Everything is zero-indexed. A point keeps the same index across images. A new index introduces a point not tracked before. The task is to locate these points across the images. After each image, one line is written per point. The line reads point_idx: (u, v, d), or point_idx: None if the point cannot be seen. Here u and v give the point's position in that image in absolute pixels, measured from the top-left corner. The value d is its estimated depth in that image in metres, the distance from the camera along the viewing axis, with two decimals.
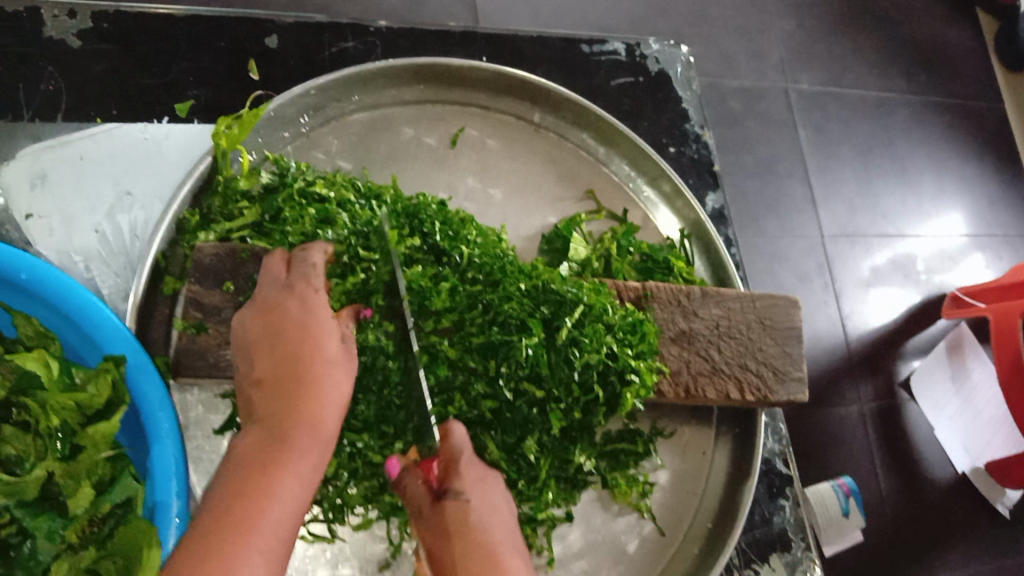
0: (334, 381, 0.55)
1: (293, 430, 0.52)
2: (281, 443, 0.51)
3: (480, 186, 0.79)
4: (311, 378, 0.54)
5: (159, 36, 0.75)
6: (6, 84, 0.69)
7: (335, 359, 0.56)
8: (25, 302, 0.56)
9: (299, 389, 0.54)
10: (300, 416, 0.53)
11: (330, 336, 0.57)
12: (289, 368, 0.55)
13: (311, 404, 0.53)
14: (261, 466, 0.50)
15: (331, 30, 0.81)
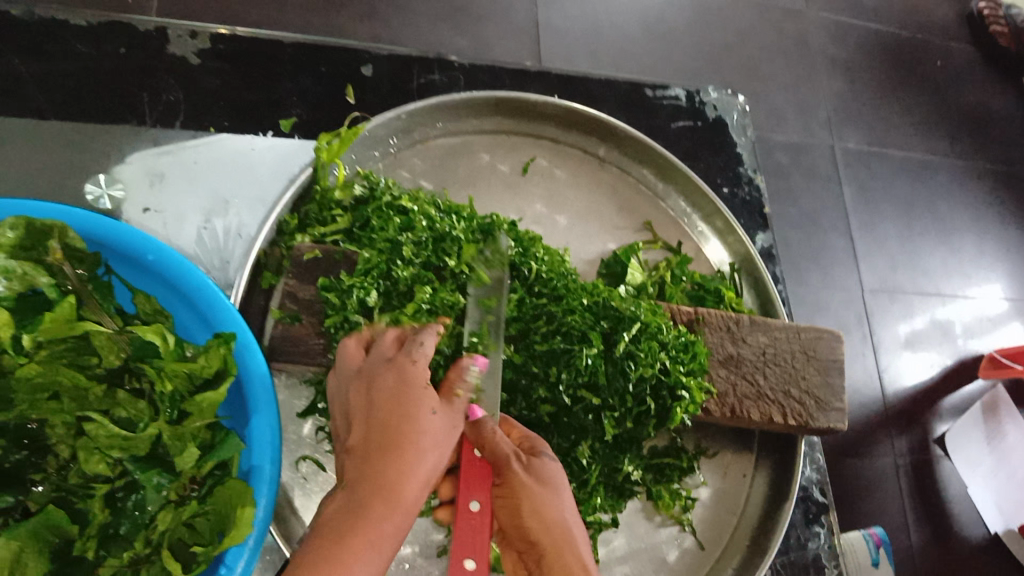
0: (418, 449, 0.57)
1: (379, 499, 0.54)
2: (369, 513, 0.53)
3: (548, 212, 0.84)
4: (407, 450, 0.57)
5: (268, 59, 0.83)
6: (133, 93, 0.77)
7: (425, 420, 0.58)
8: (147, 283, 0.64)
9: (395, 455, 0.56)
10: (394, 484, 0.55)
11: (432, 405, 0.59)
12: (388, 436, 0.57)
13: (391, 468, 0.56)
14: (350, 535, 0.52)
15: (420, 62, 0.88)
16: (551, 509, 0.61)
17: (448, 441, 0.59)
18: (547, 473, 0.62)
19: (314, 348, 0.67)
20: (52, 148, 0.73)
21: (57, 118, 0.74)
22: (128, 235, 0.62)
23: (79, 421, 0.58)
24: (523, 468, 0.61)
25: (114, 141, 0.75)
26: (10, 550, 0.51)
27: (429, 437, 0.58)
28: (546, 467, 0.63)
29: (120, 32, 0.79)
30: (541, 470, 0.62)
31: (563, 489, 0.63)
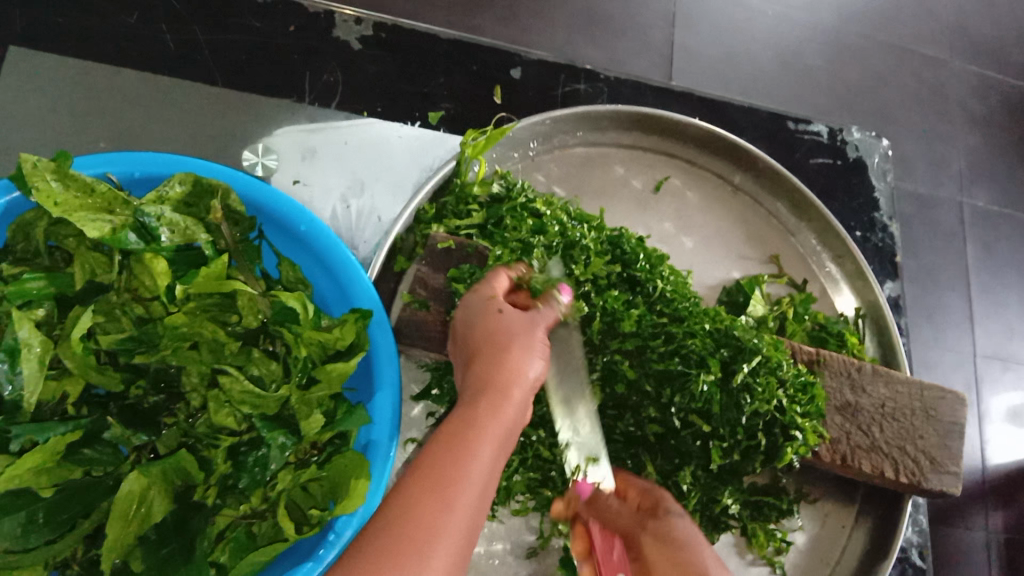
0: (518, 358, 0.58)
1: (484, 404, 0.54)
2: (469, 418, 0.53)
3: (675, 233, 0.84)
4: (501, 361, 0.57)
5: (425, 51, 0.84)
6: (296, 70, 0.80)
7: (519, 334, 0.59)
8: (294, 252, 0.66)
9: (489, 370, 0.57)
10: (493, 392, 0.55)
11: (518, 327, 0.60)
12: (487, 356, 0.58)
13: (496, 374, 0.56)
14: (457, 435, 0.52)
15: (568, 71, 0.88)
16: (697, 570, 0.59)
17: (538, 350, 0.59)
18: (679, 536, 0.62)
19: (437, 335, 0.70)
20: (216, 114, 0.76)
21: (224, 85, 0.78)
22: (283, 203, 0.65)
23: (213, 374, 0.60)
24: (651, 537, 0.62)
25: (273, 115, 0.77)
26: (137, 489, 0.54)
27: (516, 349, 0.58)
28: (677, 531, 0.62)
29: (291, 11, 0.82)
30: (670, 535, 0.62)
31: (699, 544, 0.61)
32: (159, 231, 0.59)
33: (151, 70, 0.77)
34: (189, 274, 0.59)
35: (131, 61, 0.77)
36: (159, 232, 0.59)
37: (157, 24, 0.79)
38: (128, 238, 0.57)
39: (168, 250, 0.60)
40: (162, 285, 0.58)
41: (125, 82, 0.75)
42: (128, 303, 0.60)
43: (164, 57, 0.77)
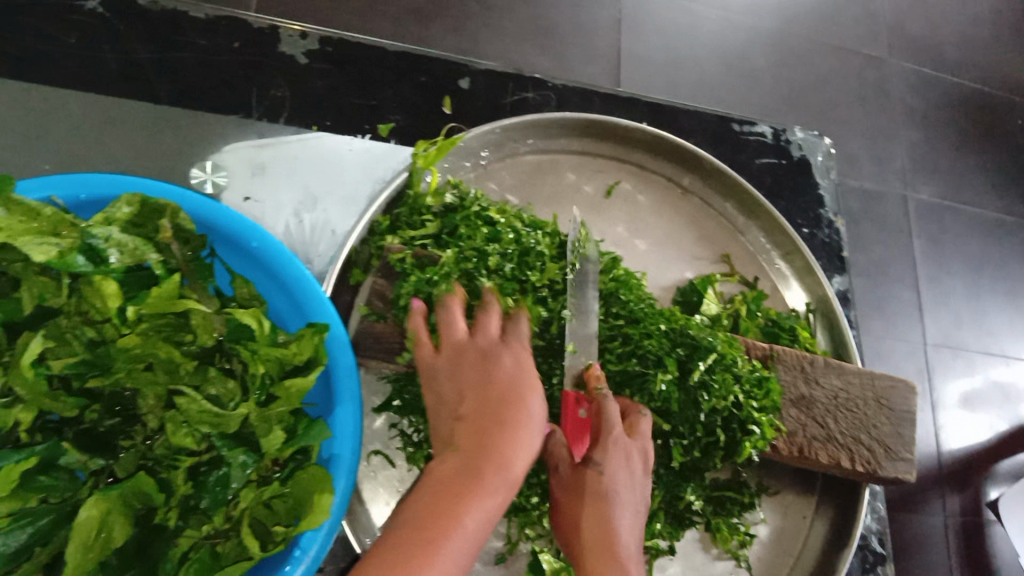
0: (528, 428, 0.62)
1: (490, 470, 0.58)
2: (475, 480, 0.57)
3: (628, 236, 0.85)
4: (506, 425, 0.61)
5: (372, 64, 0.83)
6: (242, 86, 0.79)
7: (534, 404, 0.64)
8: (248, 268, 0.66)
9: (495, 432, 0.61)
10: (499, 454, 0.59)
11: (525, 389, 0.64)
12: (491, 416, 0.62)
13: (508, 442, 0.60)
14: (459, 495, 0.56)
15: (515, 80, 0.88)
16: (598, 536, 0.63)
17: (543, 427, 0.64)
18: (602, 491, 0.65)
19: (393, 345, 0.70)
20: (163, 133, 0.75)
21: (170, 104, 0.77)
22: (234, 220, 0.65)
23: (170, 394, 0.59)
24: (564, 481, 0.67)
25: (221, 133, 0.77)
26: (96, 515, 0.53)
27: (524, 418, 0.62)
28: (601, 485, 0.65)
29: (233, 26, 0.81)
30: (595, 487, 0.65)
31: (615, 510, 0.64)
32: (108, 251, 0.58)
33: (94, 89, 0.75)
34: (139, 294, 0.59)
35: (72, 80, 0.75)
36: (107, 253, 0.58)
37: (98, 43, 0.77)
38: (75, 260, 0.57)
39: (118, 270, 0.59)
40: (115, 306, 0.58)
41: (69, 102, 0.74)
42: (79, 324, 0.59)
43: (106, 77, 0.76)
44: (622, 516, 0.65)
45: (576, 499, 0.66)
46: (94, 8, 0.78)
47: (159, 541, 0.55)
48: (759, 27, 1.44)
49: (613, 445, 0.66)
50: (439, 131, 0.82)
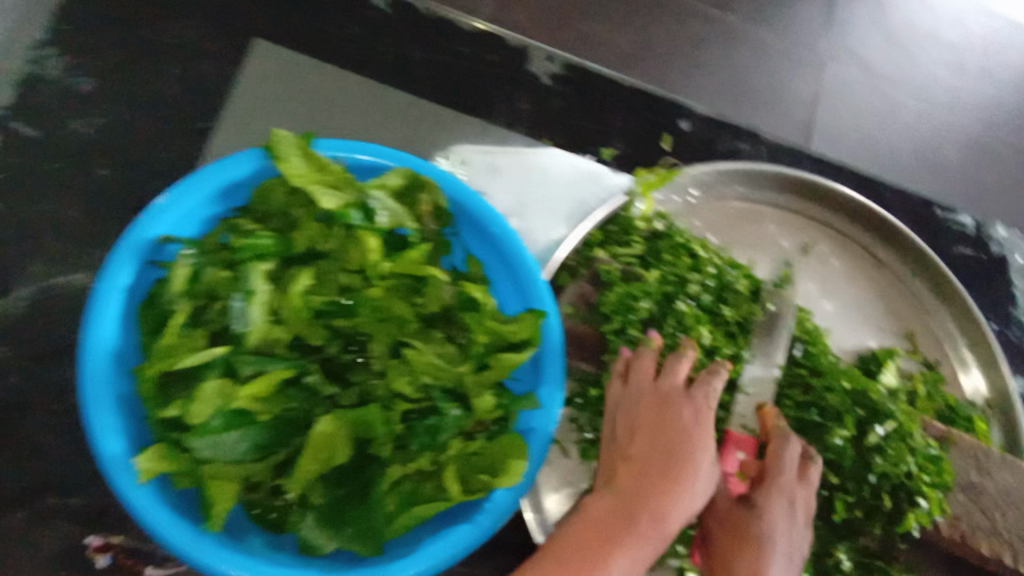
0: (690, 489, 0.67)
1: (644, 523, 0.64)
2: (633, 524, 0.64)
3: (818, 294, 0.88)
4: (671, 478, 0.67)
5: (606, 95, 0.90)
6: (491, 93, 0.87)
7: (703, 468, 0.68)
8: (481, 250, 0.74)
9: (659, 481, 0.66)
10: (658, 501, 0.65)
11: (693, 445, 0.69)
12: (659, 465, 0.68)
13: (667, 498, 0.66)
14: (617, 535, 0.63)
15: (734, 130, 0.93)
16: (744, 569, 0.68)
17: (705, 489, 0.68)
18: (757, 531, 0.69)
19: (594, 348, 0.77)
20: (421, 125, 0.84)
21: (428, 98, 0.85)
22: (478, 205, 0.73)
23: (397, 345, 0.66)
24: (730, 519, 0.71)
25: (467, 131, 0.85)
26: (331, 429, 0.61)
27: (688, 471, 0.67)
28: (750, 524, 0.70)
29: (492, 39, 0.89)
30: (745, 523, 0.70)
31: (767, 553, 0.68)
32: (377, 213, 0.68)
33: (370, 76, 0.84)
34: (393, 252, 0.69)
35: (353, 65, 0.84)
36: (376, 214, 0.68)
37: (379, 36, 0.86)
38: (352, 215, 0.67)
39: (381, 229, 0.68)
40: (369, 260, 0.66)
41: (348, 84, 0.83)
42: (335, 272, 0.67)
43: (379, 64, 0.85)
44: (772, 560, 0.68)
45: (729, 529, 0.70)
46: (381, 6, 0.87)
47: (373, 466, 0.65)
48: (969, 115, 1.18)
49: (772, 491, 0.70)
50: (660, 163, 0.88)
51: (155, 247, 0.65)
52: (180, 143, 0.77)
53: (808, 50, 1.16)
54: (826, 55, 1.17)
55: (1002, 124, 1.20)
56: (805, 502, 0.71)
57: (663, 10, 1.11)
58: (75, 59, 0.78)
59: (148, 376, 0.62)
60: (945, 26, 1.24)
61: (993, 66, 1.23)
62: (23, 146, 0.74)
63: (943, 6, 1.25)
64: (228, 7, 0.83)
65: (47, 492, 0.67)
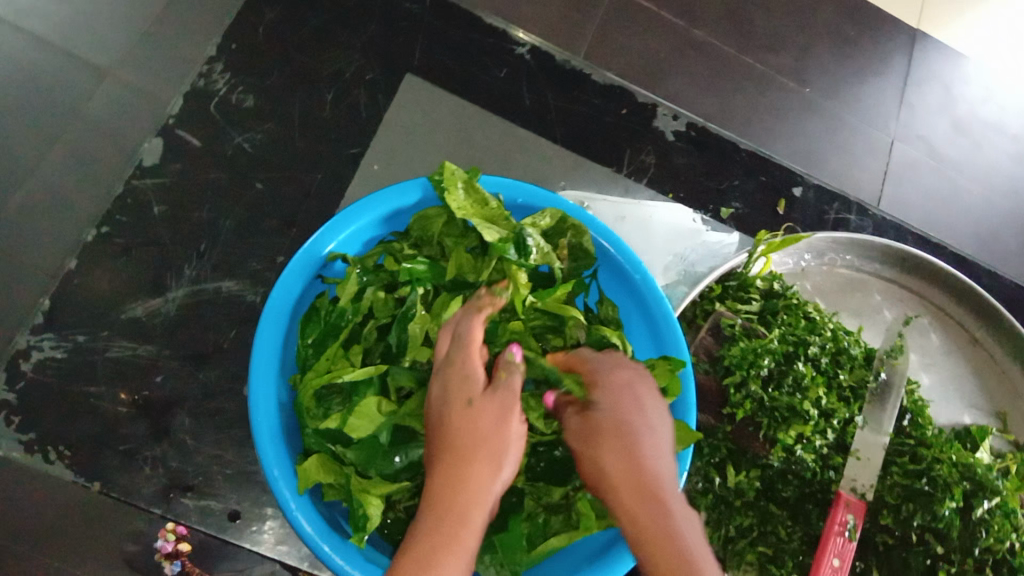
0: (488, 455, 0.54)
1: (439, 510, 0.51)
2: (462, 511, 0.51)
3: (918, 367, 0.91)
4: (492, 451, 0.54)
5: (724, 155, 0.97)
6: (619, 144, 0.94)
7: (481, 415, 0.55)
8: (616, 293, 0.77)
9: (482, 458, 0.53)
10: (487, 480, 0.53)
11: (461, 391, 0.56)
12: (483, 433, 0.54)
13: (463, 469, 0.53)
14: (440, 526, 0.50)
15: (842, 200, 0.99)
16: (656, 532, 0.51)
17: (506, 456, 0.55)
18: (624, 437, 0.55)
19: (714, 400, 0.80)
20: (553, 166, 0.92)
21: (562, 144, 0.93)
22: (622, 251, 0.75)
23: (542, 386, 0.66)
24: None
25: (596, 181, 0.92)
26: None
27: (487, 423, 0.55)
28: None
29: (625, 97, 0.97)
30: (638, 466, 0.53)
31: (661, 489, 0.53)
32: (532, 249, 0.67)
33: (508, 119, 0.92)
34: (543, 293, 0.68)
35: (495, 108, 0.93)
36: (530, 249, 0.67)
37: (518, 81, 0.94)
38: (511, 250, 0.65)
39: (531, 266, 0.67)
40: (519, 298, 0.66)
41: (487, 124, 0.92)
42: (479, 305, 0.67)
43: (520, 111, 0.93)
44: None
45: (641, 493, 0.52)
46: (522, 53, 0.95)
47: (507, 496, 0.66)
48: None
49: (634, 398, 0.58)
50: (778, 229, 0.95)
51: (322, 264, 0.68)
52: (330, 166, 0.86)
53: (875, 129, 1.07)
54: (891, 134, 1.07)
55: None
56: (652, 404, 0.58)
57: (735, 74, 1.04)
58: (237, 78, 0.87)
59: (309, 387, 0.63)
60: (1010, 116, 1.12)
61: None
62: (189, 155, 0.84)
63: (1007, 94, 1.13)
64: (387, 47, 0.92)
65: (183, 492, 0.73)
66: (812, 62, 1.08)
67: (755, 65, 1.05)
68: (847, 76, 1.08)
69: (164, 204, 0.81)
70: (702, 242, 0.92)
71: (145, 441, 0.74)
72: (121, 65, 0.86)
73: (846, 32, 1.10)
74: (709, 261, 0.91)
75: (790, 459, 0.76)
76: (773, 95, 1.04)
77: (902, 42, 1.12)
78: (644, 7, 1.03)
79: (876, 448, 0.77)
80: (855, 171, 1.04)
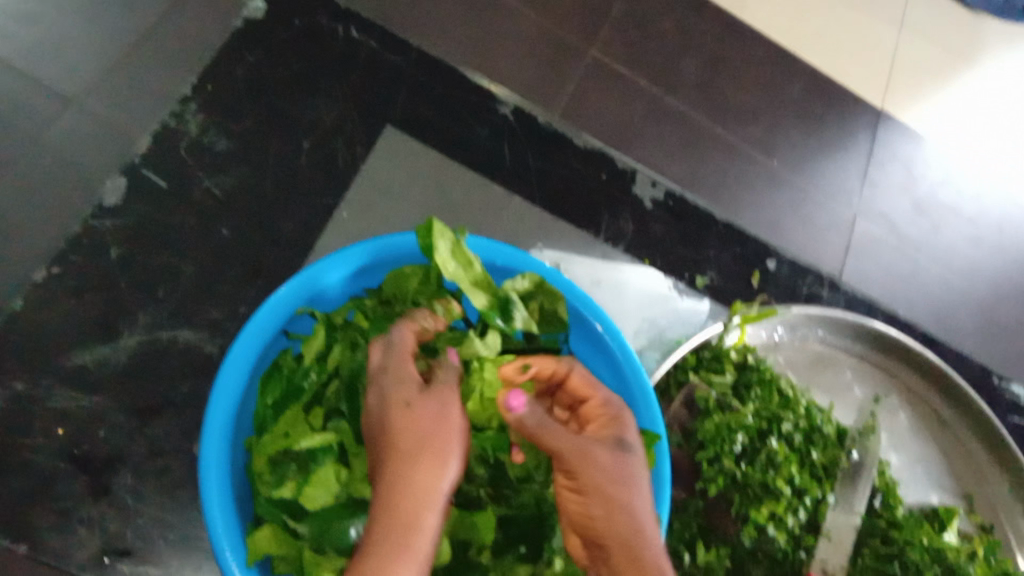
0: (431, 457, 0.52)
1: (386, 516, 0.49)
2: (408, 513, 0.49)
3: (888, 446, 0.90)
4: (436, 449, 0.52)
5: (701, 225, 0.97)
6: (598, 209, 0.94)
7: (418, 412, 0.54)
8: (590, 359, 0.74)
9: (427, 460, 0.51)
10: (436, 476, 0.51)
11: (396, 394, 0.54)
12: (422, 433, 0.53)
13: (406, 471, 0.51)
14: (391, 529, 0.48)
15: (814, 275, 1.01)
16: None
17: (453, 454, 0.53)
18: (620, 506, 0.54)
19: (687, 474, 0.78)
20: (529, 227, 0.91)
21: (540, 205, 0.92)
22: (600, 318, 0.73)
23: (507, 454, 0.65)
24: None
25: (573, 243, 0.91)
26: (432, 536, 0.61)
27: (425, 427, 0.53)
28: None
29: (604, 161, 0.97)
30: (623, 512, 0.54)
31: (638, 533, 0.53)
32: (518, 318, 0.64)
33: (488, 177, 0.91)
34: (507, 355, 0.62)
35: (475, 164, 0.91)
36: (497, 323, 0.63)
37: (500, 140, 0.93)
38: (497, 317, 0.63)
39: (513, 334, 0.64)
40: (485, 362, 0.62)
41: (465, 181, 0.90)
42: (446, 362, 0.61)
43: (499, 170, 0.92)
44: None
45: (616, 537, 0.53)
46: (505, 112, 0.95)
47: (470, 574, 0.62)
48: (984, 289, 1.09)
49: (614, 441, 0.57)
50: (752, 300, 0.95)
51: (287, 319, 0.65)
52: (302, 215, 0.83)
53: (839, 204, 1.08)
54: (855, 210, 1.08)
55: (1018, 303, 1.10)
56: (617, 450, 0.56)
57: (708, 144, 1.04)
58: (209, 118, 0.85)
59: (265, 451, 0.60)
60: (966, 201, 1.14)
61: (1010, 245, 1.13)
62: (153, 196, 0.80)
63: (965, 179, 1.16)
64: (367, 99, 0.90)
65: (119, 557, 0.68)
66: (782, 137, 1.09)
67: (727, 135, 1.06)
68: (817, 151, 1.10)
69: (123, 245, 0.78)
70: (673, 309, 0.91)
71: (82, 499, 0.69)
72: (87, 97, 0.83)
73: (813, 109, 1.12)
74: (682, 330, 0.90)
75: (761, 538, 0.74)
76: (744, 166, 1.05)
77: (868, 121, 1.15)
78: (626, 74, 1.04)
79: (847, 529, 0.76)
80: (819, 244, 1.04)
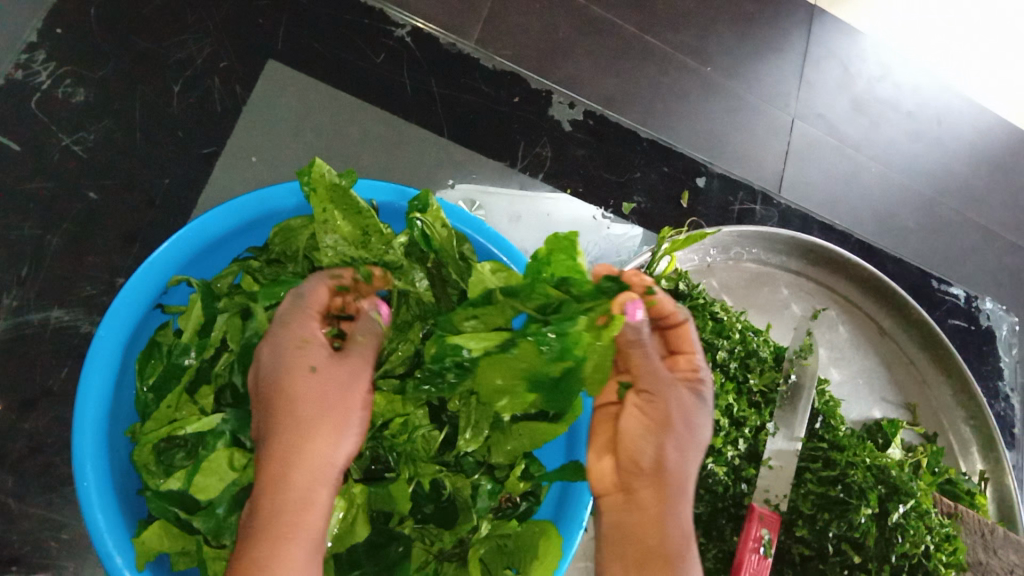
0: (327, 427, 0.48)
1: (284, 490, 0.46)
2: (303, 494, 0.47)
3: (829, 361, 0.86)
4: (336, 420, 0.49)
5: (627, 145, 0.91)
6: (513, 138, 0.87)
7: (305, 383, 0.48)
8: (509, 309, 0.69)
9: (317, 439, 0.48)
10: (333, 465, 0.48)
11: (305, 353, 0.49)
12: (327, 406, 0.48)
13: (305, 444, 0.47)
14: (280, 515, 0.46)
15: (746, 191, 0.95)
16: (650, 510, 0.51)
17: (352, 422, 0.50)
18: (699, 415, 0.54)
19: None
20: (437, 163, 0.84)
21: (449, 138, 0.85)
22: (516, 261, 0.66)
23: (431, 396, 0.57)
24: None
25: (488, 175, 0.85)
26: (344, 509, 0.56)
27: (331, 395, 0.49)
28: None
29: (517, 83, 0.89)
30: (697, 410, 0.53)
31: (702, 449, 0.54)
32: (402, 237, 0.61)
33: (388, 110, 0.84)
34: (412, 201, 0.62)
35: (372, 97, 0.84)
36: (414, 220, 0.61)
37: (399, 68, 0.85)
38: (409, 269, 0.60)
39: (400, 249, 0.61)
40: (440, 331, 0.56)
41: (362, 116, 0.83)
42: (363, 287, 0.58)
43: (401, 101, 0.84)
44: None
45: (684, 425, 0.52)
46: (403, 36, 0.86)
47: (393, 546, 0.58)
48: (924, 186, 1.06)
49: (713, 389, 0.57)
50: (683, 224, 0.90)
51: (161, 291, 0.58)
52: (177, 169, 0.76)
53: (775, 108, 1.03)
54: (792, 113, 1.03)
55: (956, 199, 1.07)
56: None
57: (633, 55, 0.97)
58: (64, 68, 0.76)
59: (146, 443, 0.54)
60: (905, 94, 1.10)
61: (947, 138, 1.10)
62: (7, 163, 0.72)
63: (903, 71, 1.11)
64: (247, 32, 0.82)
65: (5, 567, 0.64)
66: (711, 41, 1.02)
67: (651, 42, 0.99)
68: (749, 54, 1.03)
69: None
70: (604, 236, 0.86)
71: None
72: None
73: (744, 8, 1.05)
74: (610, 257, 0.85)
75: (702, 474, 0.71)
76: (673, 75, 0.98)
77: (802, 19, 1.08)
78: None
79: (789, 452, 0.72)
80: (751, 155, 0.99)
